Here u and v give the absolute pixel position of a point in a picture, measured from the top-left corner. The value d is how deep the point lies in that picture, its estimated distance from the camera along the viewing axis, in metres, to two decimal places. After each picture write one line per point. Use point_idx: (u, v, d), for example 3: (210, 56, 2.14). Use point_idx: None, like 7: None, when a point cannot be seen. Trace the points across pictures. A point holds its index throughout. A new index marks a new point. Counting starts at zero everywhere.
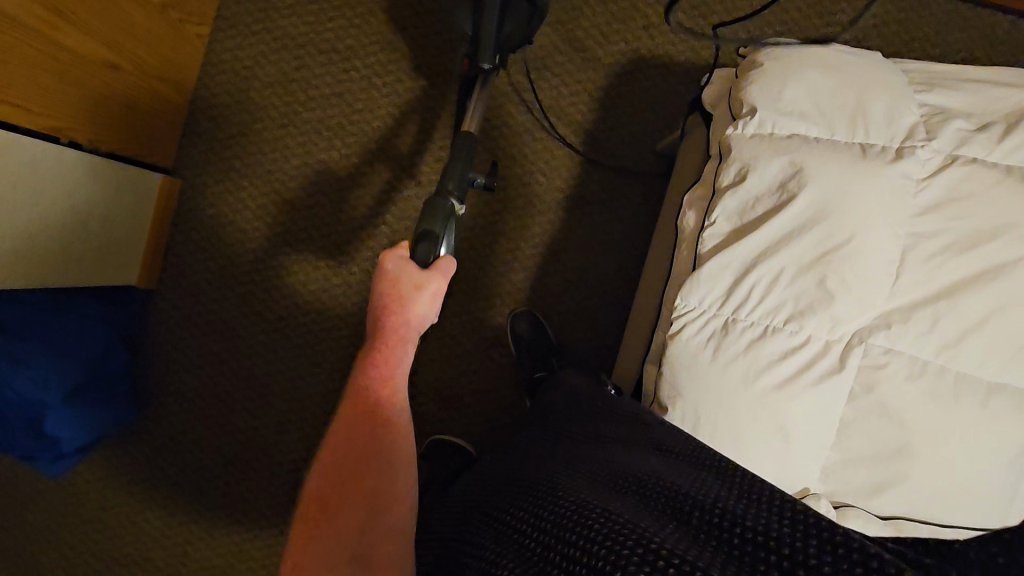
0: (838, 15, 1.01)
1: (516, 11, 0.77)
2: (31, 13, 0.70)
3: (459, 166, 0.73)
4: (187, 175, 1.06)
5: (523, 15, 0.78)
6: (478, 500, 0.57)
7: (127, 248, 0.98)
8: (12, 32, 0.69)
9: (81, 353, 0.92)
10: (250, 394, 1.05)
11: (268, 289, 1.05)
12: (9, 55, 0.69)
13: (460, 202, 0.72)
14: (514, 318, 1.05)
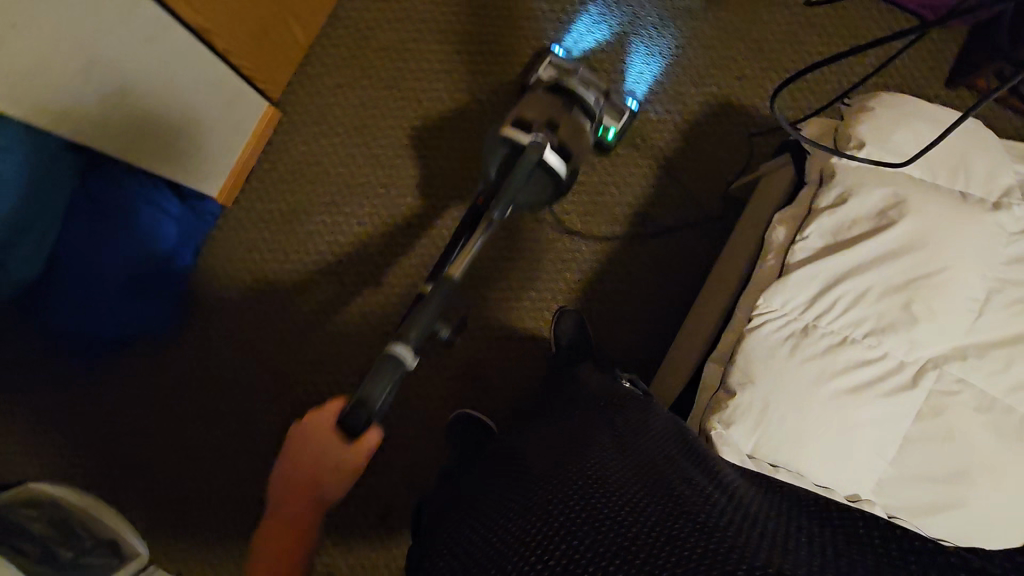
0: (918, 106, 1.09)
1: (539, 175, 0.73)
2: None
3: (428, 312, 0.58)
4: (287, 111, 1.10)
5: (543, 191, 0.77)
6: (498, 471, 0.58)
7: (219, 161, 1.01)
8: None
9: (148, 239, 0.96)
10: (290, 328, 1.06)
11: (335, 233, 1.08)
12: None
13: (414, 356, 0.56)
14: (560, 315, 1.06)
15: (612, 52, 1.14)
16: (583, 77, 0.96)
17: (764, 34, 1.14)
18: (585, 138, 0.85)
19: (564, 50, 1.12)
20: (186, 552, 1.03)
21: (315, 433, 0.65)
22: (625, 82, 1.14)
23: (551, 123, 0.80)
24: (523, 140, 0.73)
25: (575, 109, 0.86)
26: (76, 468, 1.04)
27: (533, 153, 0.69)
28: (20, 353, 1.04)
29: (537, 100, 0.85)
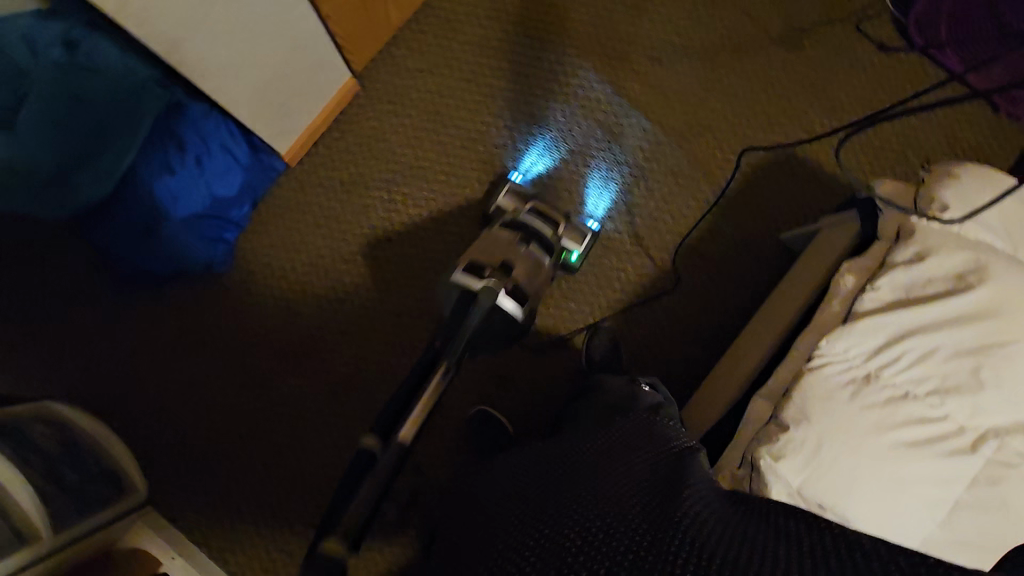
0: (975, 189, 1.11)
1: (501, 322, 0.87)
2: None
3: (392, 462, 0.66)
4: (365, 85, 1.12)
5: (504, 324, 0.87)
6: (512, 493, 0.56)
7: (296, 121, 1.03)
8: None
9: (213, 181, 0.98)
10: (330, 295, 1.08)
11: (390, 210, 1.10)
12: None
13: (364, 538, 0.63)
14: (595, 335, 1.06)
15: (688, 85, 1.16)
16: (533, 214, 1.00)
17: (839, 92, 1.16)
18: (530, 285, 0.90)
19: (519, 174, 1.12)
20: (188, 499, 1.03)
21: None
22: (586, 202, 1.13)
23: (501, 269, 0.88)
24: (473, 283, 0.84)
25: (529, 244, 0.95)
26: (93, 394, 1.05)
27: (484, 297, 0.81)
28: (66, 270, 1.06)
29: (487, 244, 0.93)
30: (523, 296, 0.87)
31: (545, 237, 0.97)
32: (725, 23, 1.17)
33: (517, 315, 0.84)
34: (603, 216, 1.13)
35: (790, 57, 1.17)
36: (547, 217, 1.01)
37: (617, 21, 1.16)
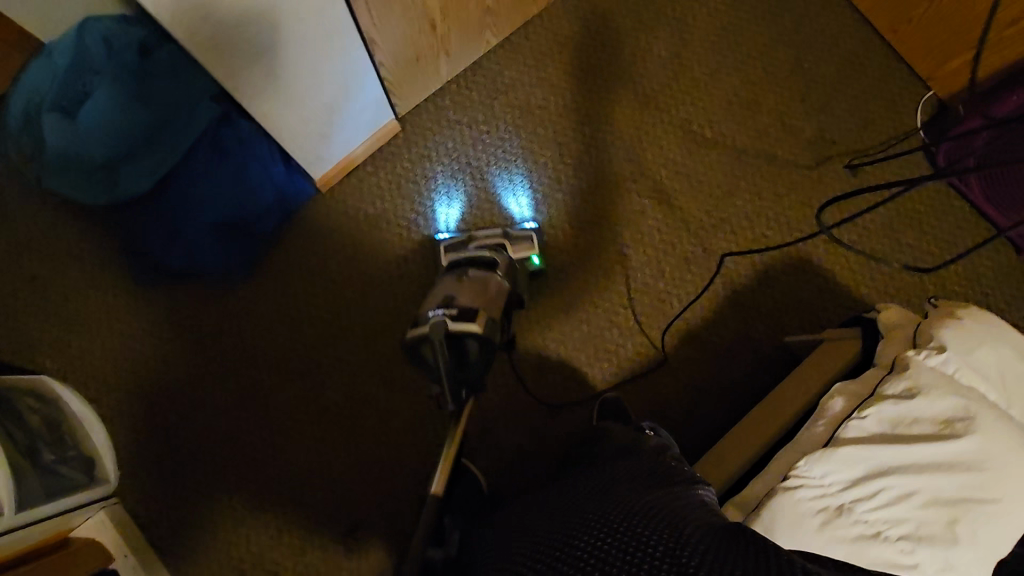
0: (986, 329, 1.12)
1: (473, 346, 0.86)
2: None
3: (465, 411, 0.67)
4: (405, 127, 1.17)
5: (479, 349, 0.87)
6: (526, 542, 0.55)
7: (335, 151, 1.08)
8: None
9: (244, 195, 1.02)
10: (333, 321, 1.10)
11: (407, 248, 1.12)
12: None
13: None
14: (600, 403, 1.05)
15: (714, 177, 1.19)
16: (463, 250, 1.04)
17: (861, 209, 1.18)
18: (478, 298, 0.92)
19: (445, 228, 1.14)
20: (157, 496, 1.05)
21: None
22: (510, 208, 1.16)
23: (444, 306, 0.89)
24: (423, 332, 0.85)
25: (466, 271, 0.98)
26: (89, 375, 1.07)
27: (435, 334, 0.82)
28: (88, 252, 1.10)
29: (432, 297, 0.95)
30: (473, 312, 0.88)
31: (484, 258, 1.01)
32: (759, 125, 1.20)
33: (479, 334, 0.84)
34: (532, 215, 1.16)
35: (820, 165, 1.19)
36: (483, 249, 1.05)
37: (655, 106, 1.21)
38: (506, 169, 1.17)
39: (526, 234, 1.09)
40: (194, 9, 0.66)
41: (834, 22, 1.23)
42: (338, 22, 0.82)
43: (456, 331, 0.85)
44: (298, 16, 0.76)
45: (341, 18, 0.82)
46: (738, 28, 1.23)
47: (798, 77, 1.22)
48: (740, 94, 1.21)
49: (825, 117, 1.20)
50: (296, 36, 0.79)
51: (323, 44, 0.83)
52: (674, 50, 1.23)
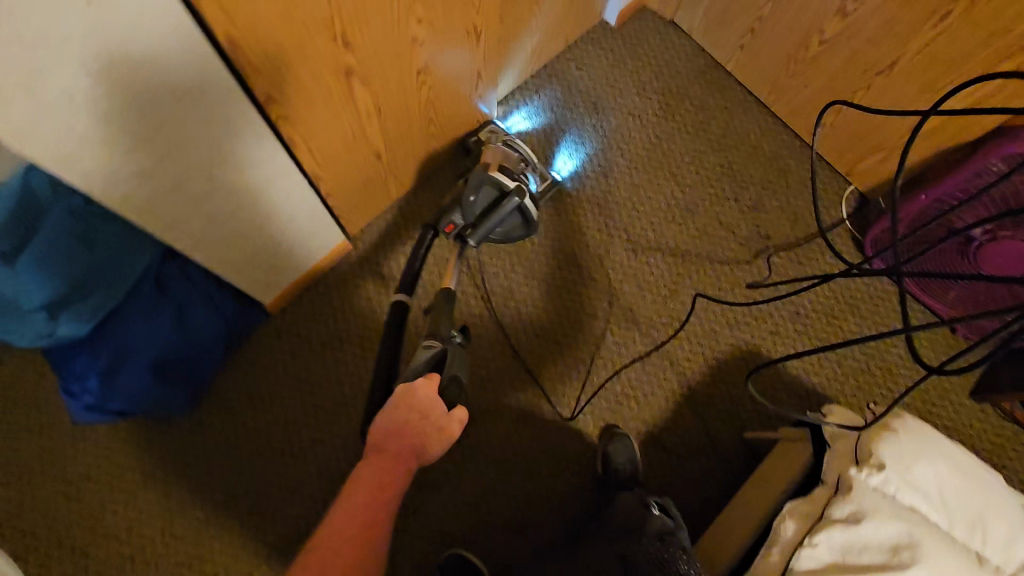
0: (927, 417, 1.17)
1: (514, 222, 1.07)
2: (357, 97, 0.85)
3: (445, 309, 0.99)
4: (357, 245, 1.18)
5: (516, 224, 1.08)
6: None
7: (287, 277, 1.07)
8: (340, 100, 0.83)
9: (189, 331, 1.00)
10: (284, 448, 1.06)
11: (361, 366, 1.11)
12: (326, 111, 0.83)
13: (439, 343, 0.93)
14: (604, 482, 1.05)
15: (661, 276, 1.23)
16: (521, 143, 1.15)
17: (802, 300, 1.22)
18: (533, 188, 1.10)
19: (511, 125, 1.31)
20: None
21: (429, 389, 0.83)
22: (557, 160, 1.29)
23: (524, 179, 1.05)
24: (511, 185, 1.02)
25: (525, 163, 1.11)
26: (16, 530, 1.00)
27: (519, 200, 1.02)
28: (21, 393, 1.05)
29: (496, 157, 1.07)
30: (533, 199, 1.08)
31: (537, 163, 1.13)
32: (698, 224, 1.27)
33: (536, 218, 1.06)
34: (569, 176, 1.29)
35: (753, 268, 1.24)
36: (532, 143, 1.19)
37: (599, 212, 1.27)
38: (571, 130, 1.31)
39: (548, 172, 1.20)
40: (138, 172, 0.68)
41: (757, 128, 1.33)
42: (288, 171, 0.85)
43: (523, 206, 1.04)
44: (246, 168, 0.79)
45: (291, 168, 0.86)
46: (670, 136, 1.32)
47: (729, 179, 1.30)
48: (677, 197, 1.29)
49: (757, 214, 1.28)
50: (244, 186, 0.82)
51: (270, 190, 0.86)
52: (612, 160, 1.30)
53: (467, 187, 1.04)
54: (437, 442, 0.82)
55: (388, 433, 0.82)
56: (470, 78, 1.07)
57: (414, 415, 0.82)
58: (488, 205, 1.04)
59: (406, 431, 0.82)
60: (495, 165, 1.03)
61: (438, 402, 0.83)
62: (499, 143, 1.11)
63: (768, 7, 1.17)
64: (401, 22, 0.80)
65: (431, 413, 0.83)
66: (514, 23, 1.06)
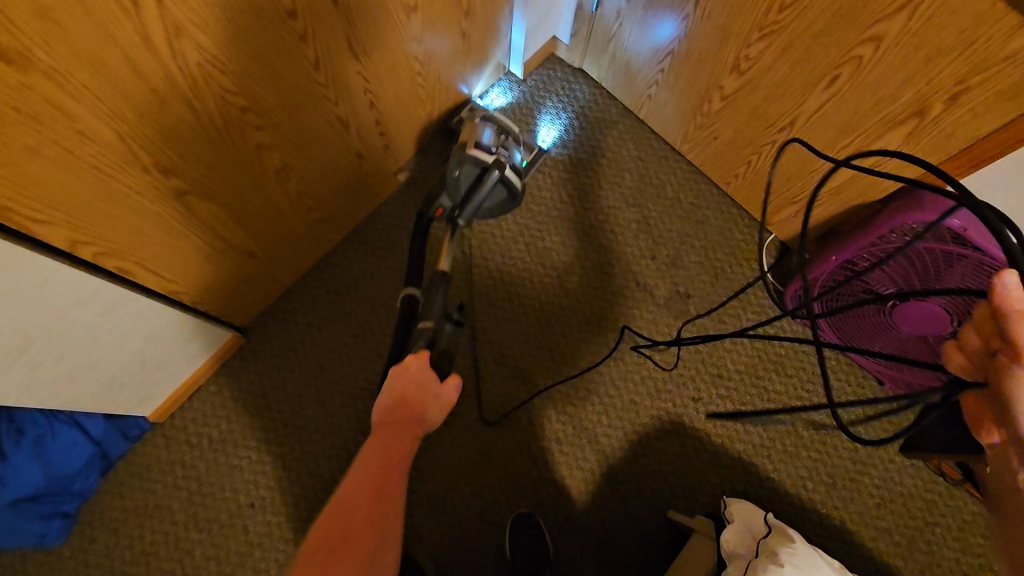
0: (855, 481, 1.13)
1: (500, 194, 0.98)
2: (199, 213, 0.78)
3: (442, 286, 0.90)
4: (252, 338, 1.12)
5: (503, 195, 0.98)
6: None
7: (163, 389, 1.01)
8: (178, 221, 0.76)
9: (55, 461, 0.91)
10: (176, 570, 1.00)
11: (257, 473, 1.06)
12: (159, 236, 0.75)
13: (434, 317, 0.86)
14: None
15: (577, 346, 1.18)
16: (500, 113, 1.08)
17: (724, 361, 1.18)
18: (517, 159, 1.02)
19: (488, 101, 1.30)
20: None
21: (422, 359, 0.77)
22: (540, 130, 1.29)
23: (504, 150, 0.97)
24: (487, 160, 0.94)
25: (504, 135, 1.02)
26: None
27: (499, 169, 0.93)
28: None
29: (474, 131, 1.00)
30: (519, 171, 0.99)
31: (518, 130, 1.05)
32: (614, 287, 1.22)
33: (522, 185, 0.96)
34: (554, 145, 1.29)
35: (665, 360, 1.17)
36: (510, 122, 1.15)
37: (511, 281, 1.21)
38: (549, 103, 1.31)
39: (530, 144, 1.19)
40: None
41: (673, 178, 1.28)
42: (148, 306, 0.82)
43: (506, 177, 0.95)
44: (105, 320, 0.76)
45: (152, 301, 0.82)
46: (584, 190, 1.27)
47: (646, 235, 1.24)
48: (592, 257, 1.23)
49: (675, 272, 1.23)
50: (104, 335, 0.78)
51: (137, 327, 0.83)
52: (566, 162, 1.28)
53: (449, 166, 0.97)
54: (436, 409, 0.76)
55: (391, 411, 0.75)
56: (350, 162, 0.99)
57: (411, 388, 0.76)
58: (471, 181, 0.96)
59: (405, 408, 0.75)
60: (470, 140, 0.96)
61: (430, 372, 0.78)
62: (477, 119, 1.04)
63: (667, 60, 1.11)
64: (230, 137, 0.72)
65: (426, 383, 0.77)
66: (388, 99, 0.99)
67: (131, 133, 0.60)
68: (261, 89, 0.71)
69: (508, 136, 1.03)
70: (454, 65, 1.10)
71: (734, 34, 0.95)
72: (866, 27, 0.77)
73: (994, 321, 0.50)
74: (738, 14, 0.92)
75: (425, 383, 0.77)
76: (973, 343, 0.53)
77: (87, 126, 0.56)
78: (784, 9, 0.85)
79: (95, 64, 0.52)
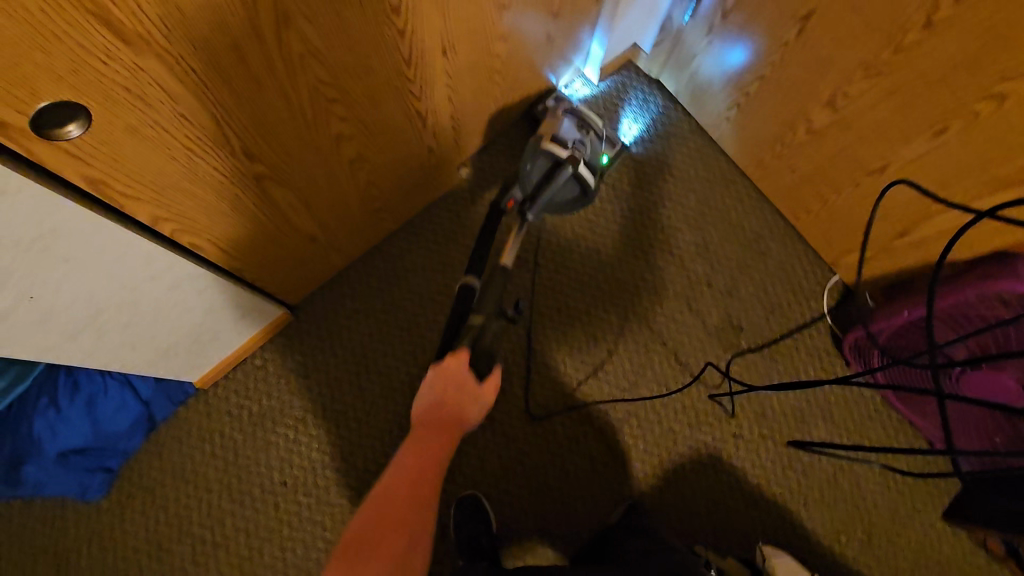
0: (893, 542, 1.09)
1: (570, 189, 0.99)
2: (273, 197, 0.77)
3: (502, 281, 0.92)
4: (299, 317, 1.12)
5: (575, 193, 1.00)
6: None
7: (212, 358, 1.02)
8: (253, 204, 0.75)
9: (104, 418, 0.94)
10: (205, 537, 1.02)
11: (291, 451, 1.07)
12: (233, 217, 0.74)
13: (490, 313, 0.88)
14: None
15: (622, 365, 1.16)
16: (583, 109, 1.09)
17: (769, 400, 1.15)
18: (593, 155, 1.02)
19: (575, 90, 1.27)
20: None
21: (459, 358, 0.79)
22: (621, 125, 1.26)
23: (580, 145, 0.99)
24: (562, 155, 0.96)
25: (586, 131, 1.03)
26: None
27: (571, 165, 0.95)
28: None
29: (553, 127, 1.02)
30: (591, 168, 1.00)
31: (600, 128, 1.04)
32: (665, 309, 1.19)
33: (594, 184, 0.98)
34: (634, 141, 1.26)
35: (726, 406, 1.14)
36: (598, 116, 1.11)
37: (561, 291, 1.19)
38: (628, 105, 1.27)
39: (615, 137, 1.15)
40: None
41: (740, 204, 1.23)
42: (213, 281, 0.83)
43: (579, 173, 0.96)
44: (171, 292, 0.76)
45: (218, 277, 0.83)
46: (647, 205, 1.23)
47: (704, 259, 1.21)
48: (647, 276, 1.20)
49: (730, 302, 1.19)
50: (169, 305, 0.79)
51: (198, 299, 0.83)
52: (639, 167, 1.25)
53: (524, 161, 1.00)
54: (476, 406, 0.78)
55: (428, 409, 0.76)
56: (420, 155, 0.98)
57: (450, 388, 0.78)
58: (542, 173, 0.98)
59: (441, 407, 0.77)
60: (548, 134, 0.99)
61: (469, 374, 0.80)
62: (559, 112, 1.05)
63: (755, 84, 1.06)
64: (315, 126, 0.71)
65: (465, 381, 0.79)
66: (465, 96, 0.97)
67: (227, 117, 0.60)
68: (353, 81, 0.70)
69: (588, 132, 1.03)
70: (532, 66, 1.07)
71: (835, 68, 0.90)
72: (990, 82, 0.72)
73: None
74: (843, 49, 0.87)
75: (463, 382, 0.79)
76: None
77: (187, 108, 0.55)
78: (897, 51, 0.80)
79: (206, 49, 0.51)
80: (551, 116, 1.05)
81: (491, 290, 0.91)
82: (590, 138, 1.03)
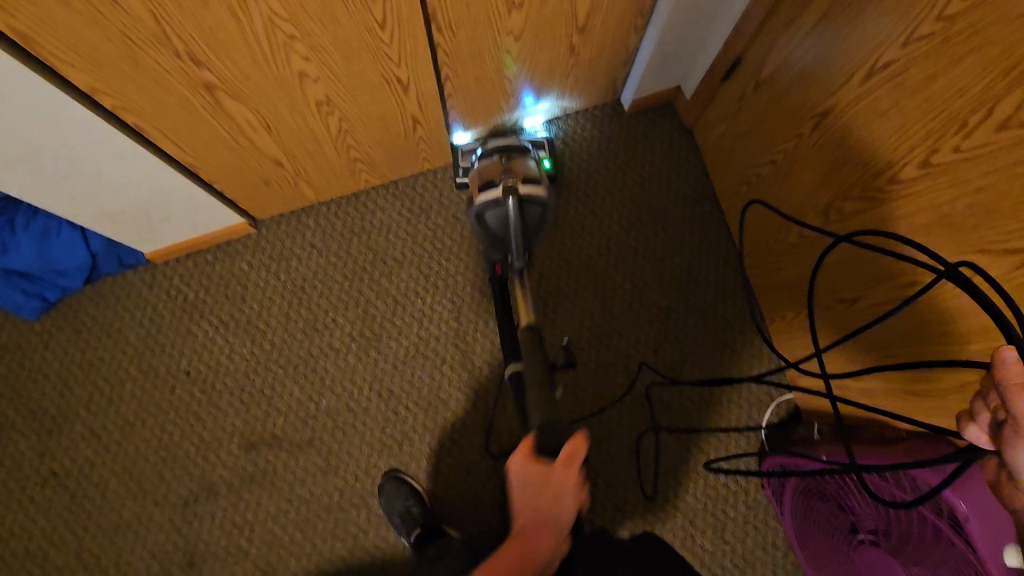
0: None
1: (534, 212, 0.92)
2: (227, 110, 0.80)
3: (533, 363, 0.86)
4: (260, 233, 1.17)
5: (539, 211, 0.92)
6: None
7: (165, 239, 1.09)
8: (205, 111, 0.79)
9: (52, 253, 1.02)
10: (105, 391, 1.10)
11: (205, 349, 1.13)
12: (183, 116, 0.78)
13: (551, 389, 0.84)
14: None
15: None
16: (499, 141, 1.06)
17: (665, 489, 1.10)
18: (530, 172, 0.95)
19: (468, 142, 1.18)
20: None
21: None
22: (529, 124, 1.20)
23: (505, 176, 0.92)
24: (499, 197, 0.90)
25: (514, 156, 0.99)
26: None
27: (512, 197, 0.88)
28: None
29: (483, 176, 0.97)
30: (536, 180, 0.93)
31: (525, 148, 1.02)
32: (601, 359, 1.14)
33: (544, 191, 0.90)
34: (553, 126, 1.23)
35: (621, 476, 1.11)
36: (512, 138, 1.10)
37: None
38: (652, 146, 1.22)
39: (544, 143, 1.15)
40: None
41: (721, 285, 1.16)
42: (162, 170, 0.87)
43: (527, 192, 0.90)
44: (113, 162, 0.82)
45: (167, 166, 0.87)
46: (630, 253, 1.18)
47: (660, 326, 1.15)
48: (597, 320, 1.16)
49: (669, 377, 1.13)
50: (110, 174, 0.84)
51: (145, 181, 0.88)
52: (638, 212, 1.19)
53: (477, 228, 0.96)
54: None
55: None
56: (405, 121, 0.98)
57: None
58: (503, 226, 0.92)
59: None
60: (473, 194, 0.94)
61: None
62: (483, 162, 1.01)
63: (766, 168, 0.99)
64: (273, 56, 0.73)
65: None
66: (463, 78, 0.96)
67: (168, 18, 0.62)
68: (316, 25, 0.70)
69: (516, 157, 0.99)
70: (551, 73, 1.04)
71: (834, 179, 0.82)
72: (966, 249, 0.64)
73: (997, 395, 0.48)
74: (846, 162, 0.79)
75: None
76: (983, 414, 0.51)
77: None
78: (892, 184, 0.72)
79: None
80: (478, 171, 1.00)
81: (532, 359, 0.87)
82: (516, 159, 0.98)
